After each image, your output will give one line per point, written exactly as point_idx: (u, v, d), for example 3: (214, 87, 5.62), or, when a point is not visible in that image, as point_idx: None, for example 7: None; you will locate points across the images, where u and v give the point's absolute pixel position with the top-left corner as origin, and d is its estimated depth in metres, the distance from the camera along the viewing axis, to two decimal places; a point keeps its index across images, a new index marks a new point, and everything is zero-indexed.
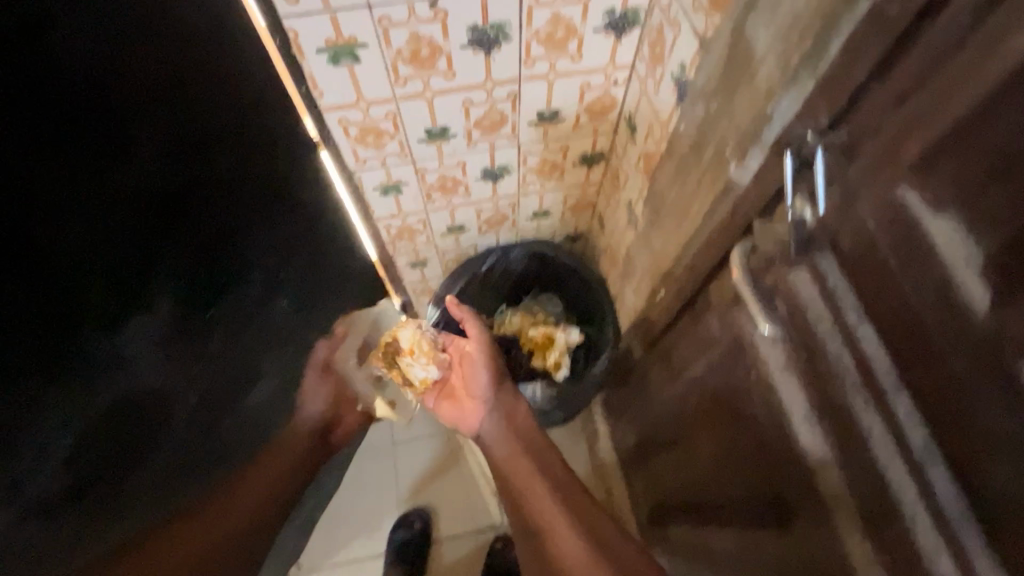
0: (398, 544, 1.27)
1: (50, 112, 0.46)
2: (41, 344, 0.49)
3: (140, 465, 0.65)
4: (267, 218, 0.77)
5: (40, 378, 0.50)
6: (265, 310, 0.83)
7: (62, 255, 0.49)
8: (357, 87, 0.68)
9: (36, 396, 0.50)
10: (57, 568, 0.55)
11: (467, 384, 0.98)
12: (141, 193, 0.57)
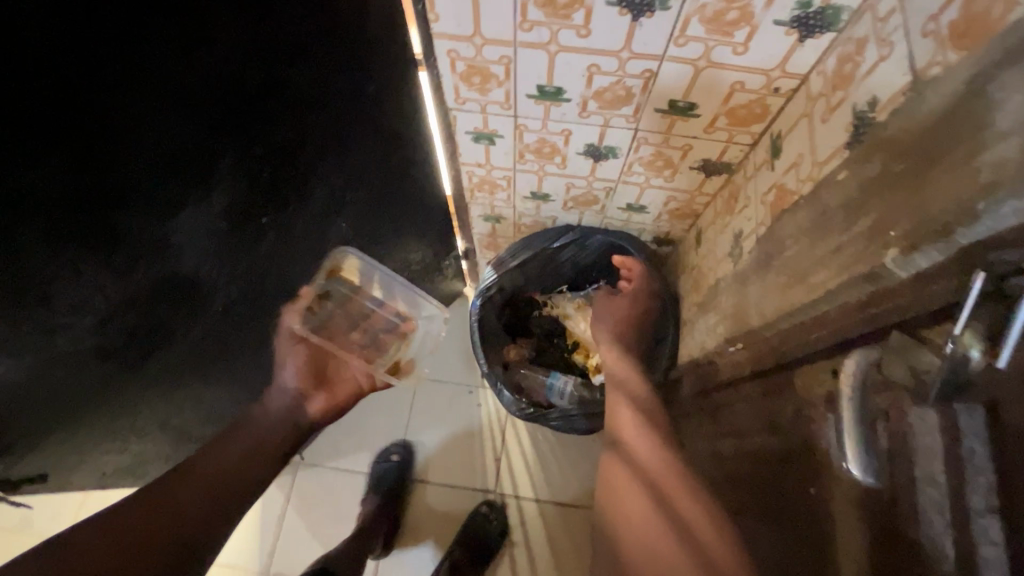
0: (378, 475, 1.30)
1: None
2: (87, 219, 0.49)
3: (163, 335, 0.67)
4: (355, 133, 0.72)
5: (83, 250, 0.51)
6: (323, 226, 0.81)
7: (110, 135, 0.46)
8: (477, 20, 0.60)
9: (76, 265, 0.51)
10: (56, 390, 0.61)
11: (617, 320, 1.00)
12: (223, 91, 0.52)
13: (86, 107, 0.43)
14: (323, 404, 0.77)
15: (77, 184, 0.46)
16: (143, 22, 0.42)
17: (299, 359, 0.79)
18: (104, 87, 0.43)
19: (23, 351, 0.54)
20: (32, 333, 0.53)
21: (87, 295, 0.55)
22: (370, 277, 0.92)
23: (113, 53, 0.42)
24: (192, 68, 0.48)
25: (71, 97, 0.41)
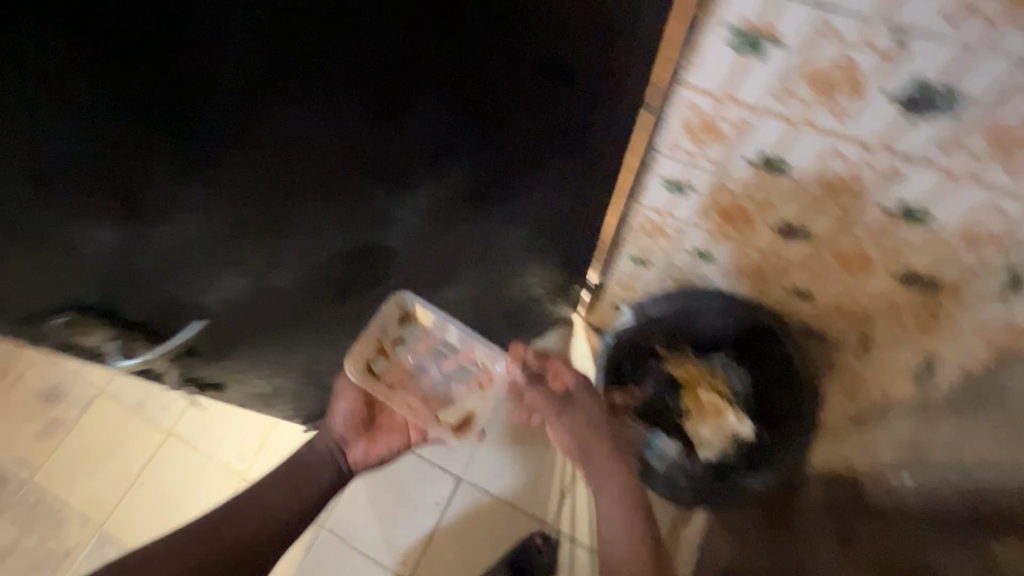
0: None
1: (383, 23, 0.45)
2: (320, 199, 0.59)
3: (343, 283, 0.76)
4: (576, 155, 0.71)
5: (310, 220, 0.61)
6: (503, 233, 0.83)
7: (348, 136, 0.53)
8: (736, 82, 0.60)
9: (303, 229, 0.62)
10: (261, 304, 0.72)
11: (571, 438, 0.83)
12: (449, 113, 0.55)
13: (385, 92, 0.50)
14: (361, 452, 0.91)
15: (317, 170, 0.55)
16: (385, 50, 0.47)
17: (348, 405, 0.90)
18: (350, 88, 0.49)
19: (254, 283, 0.68)
20: (269, 255, 0.64)
21: (308, 246, 0.65)
22: (439, 322, 0.86)
23: (361, 72, 0.48)
24: (423, 92, 0.52)
25: (378, 82, 0.49)
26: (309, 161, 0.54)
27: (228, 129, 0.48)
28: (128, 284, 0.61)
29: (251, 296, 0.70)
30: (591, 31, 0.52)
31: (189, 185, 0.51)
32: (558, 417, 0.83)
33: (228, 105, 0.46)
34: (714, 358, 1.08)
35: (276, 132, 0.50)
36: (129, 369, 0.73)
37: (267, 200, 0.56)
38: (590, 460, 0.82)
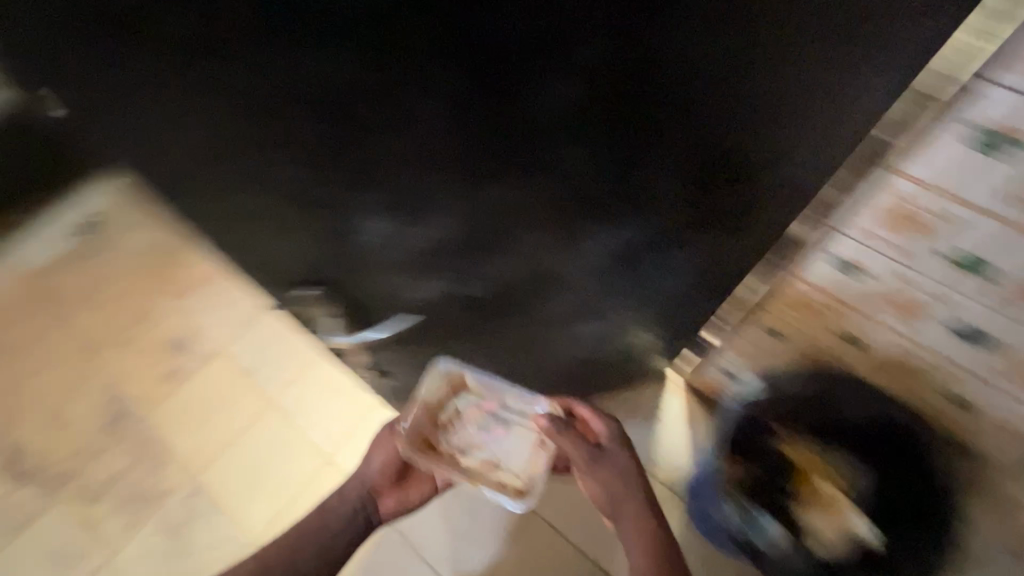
0: None
1: (645, 97, 0.52)
2: (526, 224, 0.68)
3: (505, 298, 0.84)
4: (744, 225, 0.76)
5: (511, 240, 0.70)
6: (653, 283, 0.88)
7: (572, 179, 0.61)
8: (960, 174, 0.59)
9: (501, 245, 0.71)
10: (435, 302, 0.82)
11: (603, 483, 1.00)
12: (660, 174, 0.62)
13: (631, 159, 0.59)
14: (390, 501, 1.10)
15: (535, 201, 0.64)
16: (636, 117, 0.54)
17: (386, 454, 1.10)
18: (594, 143, 0.57)
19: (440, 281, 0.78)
20: (471, 262, 0.76)
21: (497, 260, 0.74)
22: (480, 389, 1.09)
23: (609, 131, 0.55)
24: (649, 153, 0.59)
25: (634, 150, 0.58)
26: (534, 194, 0.63)
27: (487, 155, 0.58)
28: (361, 256, 0.74)
29: (430, 291, 0.80)
30: (806, 110, 0.57)
31: (453, 195, 0.63)
32: (587, 472, 1.01)
33: (495, 138, 0.56)
34: (842, 452, 1.07)
35: (539, 170, 0.59)
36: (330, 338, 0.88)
37: (496, 220, 0.67)
38: (618, 511, 1.00)
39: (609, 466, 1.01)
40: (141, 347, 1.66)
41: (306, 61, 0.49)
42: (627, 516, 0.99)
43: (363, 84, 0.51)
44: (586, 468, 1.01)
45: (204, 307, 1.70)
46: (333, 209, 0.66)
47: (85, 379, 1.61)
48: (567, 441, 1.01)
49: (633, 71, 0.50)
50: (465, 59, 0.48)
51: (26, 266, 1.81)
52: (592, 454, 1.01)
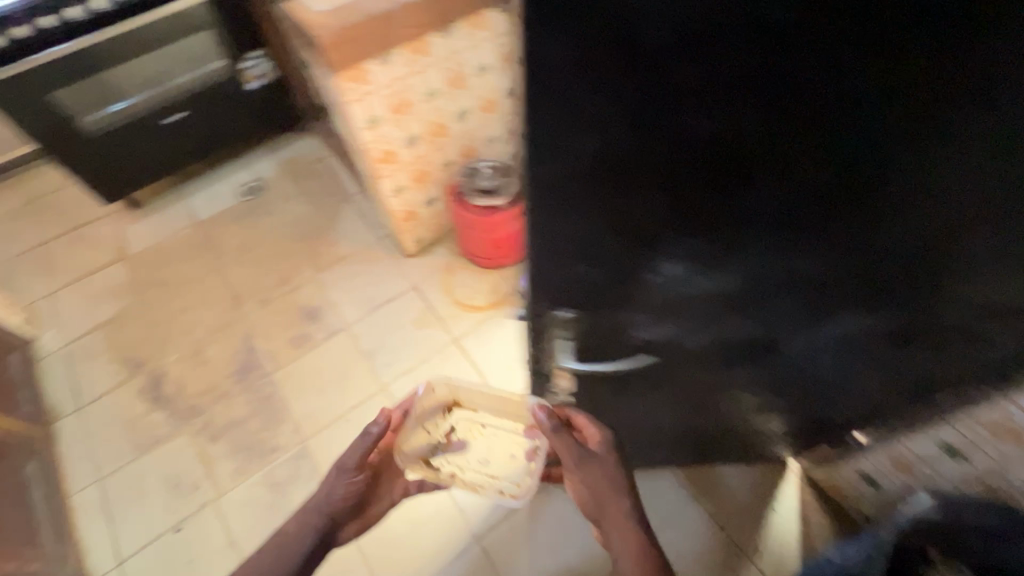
0: None
1: (1000, 204, 0.55)
2: (801, 298, 0.70)
3: (715, 361, 0.86)
4: (993, 352, 0.74)
5: (773, 309, 0.73)
6: (854, 380, 0.87)
7: (874, 265, 0.64)
8: None
9: (761, 312, 0.74)
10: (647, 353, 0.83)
11: (587, 482, 0.98)
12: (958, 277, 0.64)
13: (965, 235, 0.59)
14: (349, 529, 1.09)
15: (827, 279, 0.67)
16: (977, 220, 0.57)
17: (350, 483, 1.07)
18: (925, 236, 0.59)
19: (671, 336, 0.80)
20: (729, 314, 0.75)
21: (743, 324, 0.76)
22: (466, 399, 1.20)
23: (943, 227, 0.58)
24: (965, 256, 0.61)
25: (974, 228, 0.58)
26: (831, 271, 0.65)
27: (813, 234, 0.61)
28: (628, 295, 0.72)
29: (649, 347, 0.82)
30: None
31: (776, 252, 0.63)
32: (578, 472, 0.98)
33: (832, 218, 0.59)
34: None
35: (853, 250, 0.62)
36: (593, 368, 0.86)
37: (794, 279, 0.67)
38: (604, 510, 0.98)
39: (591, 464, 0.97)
40: (279, 308, 1.80)
41: (749, 113, 0.50)
42: (612, 518, 0.98)
43: (790, 142, 0.52)
44: (578, 469, 0.98)
45: (339, 284, 1.83)
46: (634, 254, 0.66)
47: (227, 326, 1.76)
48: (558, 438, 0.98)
49: (1008, 179, 0.53)
50: (897, 135, 0.50)
51: (198, 216, 2.04)
52: (582, 456, 0.97)
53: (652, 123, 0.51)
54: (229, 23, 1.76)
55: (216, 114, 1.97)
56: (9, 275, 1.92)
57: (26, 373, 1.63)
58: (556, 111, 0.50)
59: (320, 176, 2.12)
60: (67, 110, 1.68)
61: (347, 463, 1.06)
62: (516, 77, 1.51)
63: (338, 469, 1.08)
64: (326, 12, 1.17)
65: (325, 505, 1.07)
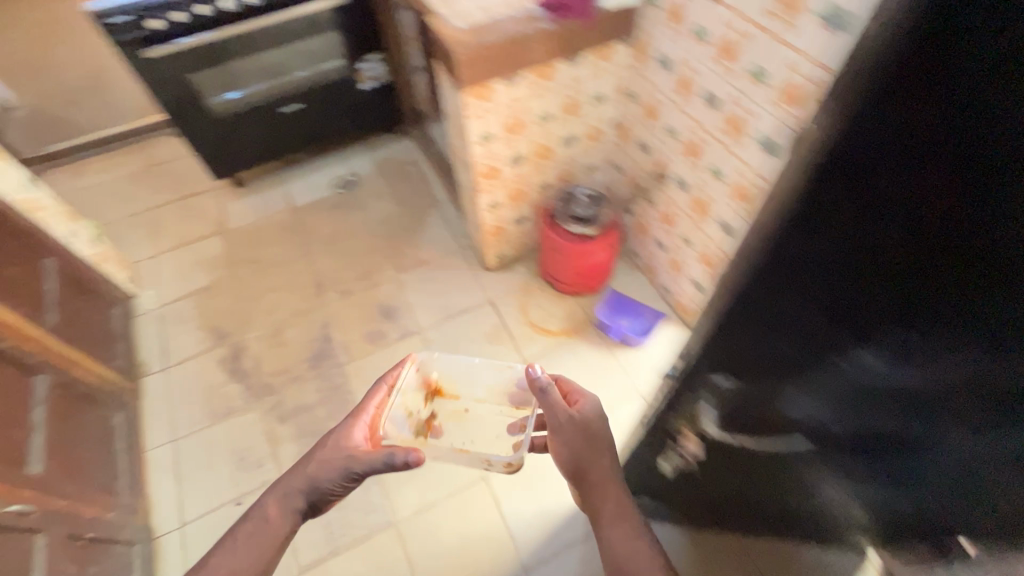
0: None
1: None
2: (885, 489, 0.59)
3: (781, 479, 0.77)
4: None
5: (855, 475, 0.62)
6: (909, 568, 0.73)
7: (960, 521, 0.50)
8: None
9: (845, 471, 0.63)
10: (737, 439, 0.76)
11: (567, 440, 0.97)
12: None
13: None
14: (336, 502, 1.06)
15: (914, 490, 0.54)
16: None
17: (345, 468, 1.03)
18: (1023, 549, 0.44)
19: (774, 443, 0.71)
20: (821, 453, 0.65)
21: (821, 468, 0.67)
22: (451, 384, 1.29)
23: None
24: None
25: None
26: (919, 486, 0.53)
27: (926, 437, 0.49)
28: (762, 384, 0.65)
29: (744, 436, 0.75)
30: None
31: (887, 419, 0.53)
32: (569, 432, 0.97)
33: (953, 440, 0.47)
34: None
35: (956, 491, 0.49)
36: (726, 442, 0.78)
37: (888, 463, 0.56)
38: (585, 470, 0.96)
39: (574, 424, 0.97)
40: (358, 302, 1.84)
41: (937, 259, 0.41)
42: (596, 483, 0.95)
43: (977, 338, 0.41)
44: (570, 433, 0.97)
45: (418, 288, 1.87)
46: (772, 337, 0.59)
47: (308, 312, 1.82)
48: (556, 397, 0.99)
49: None
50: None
51: (294, 202, 2.14)
52: (578, 420, 0.97)
53: (875, 235, 0.44)
54: (354, 26, 1.83)
55: (326, 108, 2.05)
56: (121, 233, 2.06)
57: (125, 328, 1.74)
58: (823, 168, 0.45)
59: (411, 180, 2.18)
60: (197, 92, 1.78)
61: (361, 470, 1.02)
62: (628, 112, 1.50)
63: (340, 467, 1.03)
64: (467, 30, 1.20)
65: (313, 493, 1.03)
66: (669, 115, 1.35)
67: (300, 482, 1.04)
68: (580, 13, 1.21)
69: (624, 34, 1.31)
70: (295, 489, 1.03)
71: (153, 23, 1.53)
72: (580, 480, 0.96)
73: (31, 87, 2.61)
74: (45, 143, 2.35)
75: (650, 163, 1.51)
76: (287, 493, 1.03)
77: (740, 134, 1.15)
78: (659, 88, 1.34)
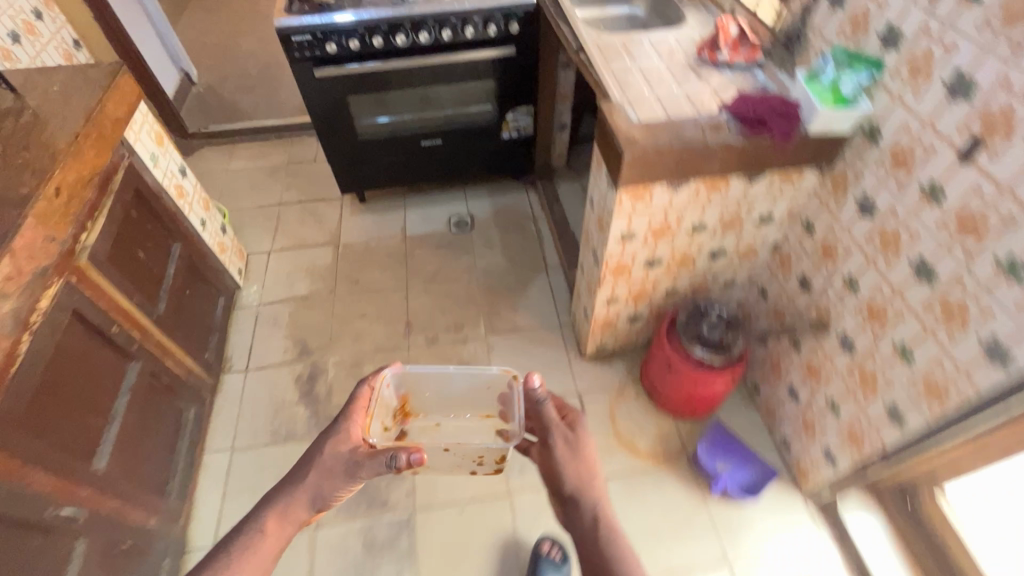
0: None
1: None
2: None
3: None
4: None
5: None
6: None
7: None
8: None
9: None
10: None
11: (556, 447, 1.08)
12: None
13: None
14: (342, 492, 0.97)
15: None
16: None
17: (348, 468, 0.96)
18: None
19: None
20: None
21: None
22: (420, 400, 1.43)
23: None
24: None
25: None
26: None
27: None
28: None
29: None
30: None
31: None
32: (561, 444, 1.08)
33: None
34: None
35: None
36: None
37: None
38: (568, 485, 1.03)
39: (565, 437, 1.09)
40: (442, 352, 1.76)
41: None
42: (577, 500, 1.01)
43: None
44: (561, 446, 1.08)
45: (506, 354, 1.75)
46: None
47: (390, 350, 1.76)
48: (553, 413, 1.11)
49: None
50: None
51: (407, 230, 2.12)
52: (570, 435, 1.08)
53: None
54: (515, 78, 1.80)
55: (461, 148, 2.02)
56: (247, 222, 2.15)
57: (223, 320, 1.77)
58: None
59: (526, 236, 2.09)
60: (350, 113, 1.79)
61: (367, 473, 0.94)
62: (796, 240, 1.30)
63: (346, 470, 0.95)
64: (644, 128, 1.07)
65: (318, 504, 0.94)
66: (853, 263, 1.13)
67: (306, 491, 0.94)
68: (778, 132, 1.03)
69: (820, 161, 1.12)
70: (300, 501, 0.94)
71: (329, 46, 1.56)
72: (568, 497, 1.02)
73: (215, 69, 2.87)
74: (211, 121, 2.55)
75: (808, 303, 1.29)
76: (285, 507, 0.93)
77: (956, 325, 0.91)
78: (850, 230, 1.12)
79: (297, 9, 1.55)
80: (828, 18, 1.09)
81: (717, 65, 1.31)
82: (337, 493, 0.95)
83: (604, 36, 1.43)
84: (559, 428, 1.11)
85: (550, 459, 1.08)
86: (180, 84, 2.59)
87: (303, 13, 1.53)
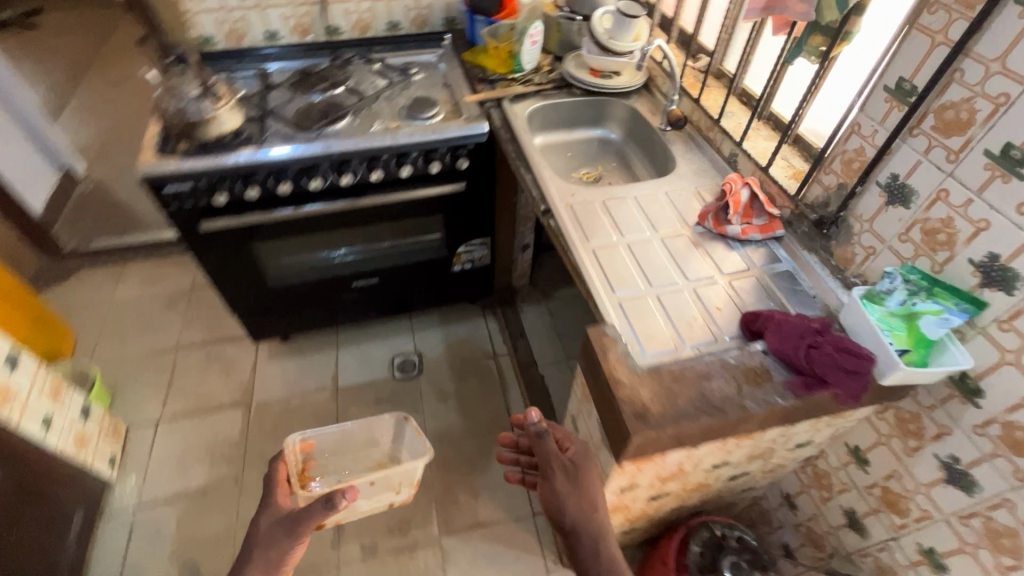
0: None
1: None
2: None
3: None
4: None
5: None
6: None
7: None
8: None
9: None
10: None
11: (551, 480, 0.87)
12: None
13: None
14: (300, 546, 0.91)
15: None
16: None
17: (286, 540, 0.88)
18: None
19: None
20: None
21: None
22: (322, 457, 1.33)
23: None
24: None
25: None
26: None
27: None
28: None
29: None
30: None
31: None
32: (559, 477, 0.86)
33: None
34: None
35: None
36: None
37: None
38: (566, 522, 0.83)
39: (565, 467, 0.86)
40: (384, 567, 1.36)
41: None
42: (577, 540, 0.82)
43: None
44: (559, 479, 0.86)
45: (465, 567, 1.37)
46: None
47: (311, 573, 1.34)
48: (551, 444, 0.87)
49: None
50: None
51: (338, 379, 1.72)
52: (571, 464, 0.87)
53: None
54: (467, 210, 1.47)
55: (403, 284, 1.65)
56: (131, 377, 1.70)
57: (79, 546, 1.32)
58: None
59: (486, 382, 1.73)
60: (258, 260, 1.41)
61: (308, 524, 0.88)
62: (838, 464, 0.99)
63: (287, 528, 0.89)
64: (655, 379, 0.74)
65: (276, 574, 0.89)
66: (938, 536, 0.83)
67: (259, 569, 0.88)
68: (841, 390, 0.72)
69: (884, 403, 0.83)
70: None
71: (218, 197, 1.18)
72: (568, 536, 0.83)
73: (108, 162, 2.42)
74: (97, 234, 2.09)
75: (860, 549, 0.99)
76: None
77: None
78: (929, 494, 0.82)
79: (173, 149, 1.16)
80: (881, 215, 0.82)
81: (726, 239, 1.02)
82: (289, 553, 0.89)
83: (577, 190, 1.12)
84: (559, 458, 0.88)
85: (549, 496, 0.86)
86: (57, 187, 2.12)
87: (183, 155, 1.15)
